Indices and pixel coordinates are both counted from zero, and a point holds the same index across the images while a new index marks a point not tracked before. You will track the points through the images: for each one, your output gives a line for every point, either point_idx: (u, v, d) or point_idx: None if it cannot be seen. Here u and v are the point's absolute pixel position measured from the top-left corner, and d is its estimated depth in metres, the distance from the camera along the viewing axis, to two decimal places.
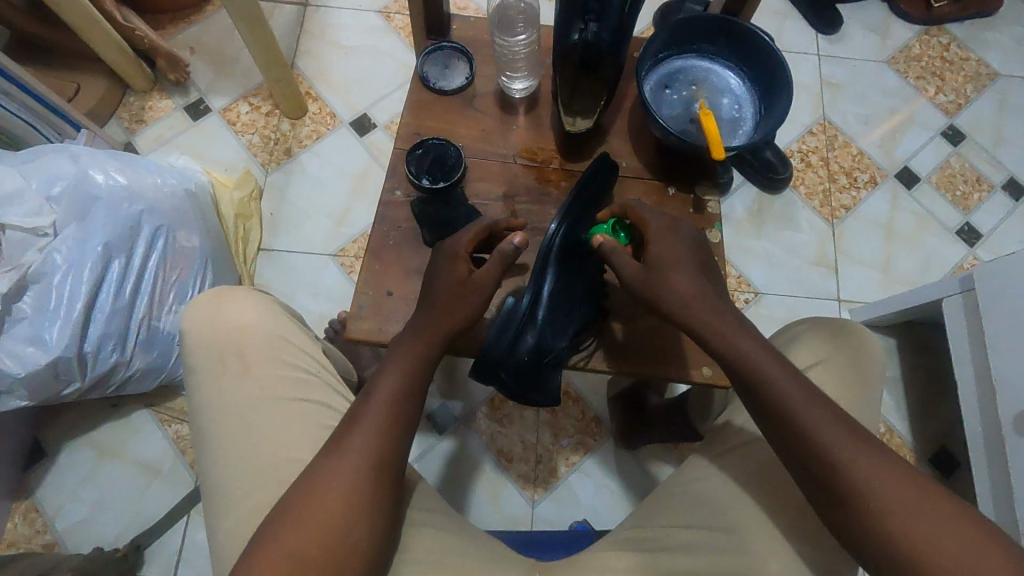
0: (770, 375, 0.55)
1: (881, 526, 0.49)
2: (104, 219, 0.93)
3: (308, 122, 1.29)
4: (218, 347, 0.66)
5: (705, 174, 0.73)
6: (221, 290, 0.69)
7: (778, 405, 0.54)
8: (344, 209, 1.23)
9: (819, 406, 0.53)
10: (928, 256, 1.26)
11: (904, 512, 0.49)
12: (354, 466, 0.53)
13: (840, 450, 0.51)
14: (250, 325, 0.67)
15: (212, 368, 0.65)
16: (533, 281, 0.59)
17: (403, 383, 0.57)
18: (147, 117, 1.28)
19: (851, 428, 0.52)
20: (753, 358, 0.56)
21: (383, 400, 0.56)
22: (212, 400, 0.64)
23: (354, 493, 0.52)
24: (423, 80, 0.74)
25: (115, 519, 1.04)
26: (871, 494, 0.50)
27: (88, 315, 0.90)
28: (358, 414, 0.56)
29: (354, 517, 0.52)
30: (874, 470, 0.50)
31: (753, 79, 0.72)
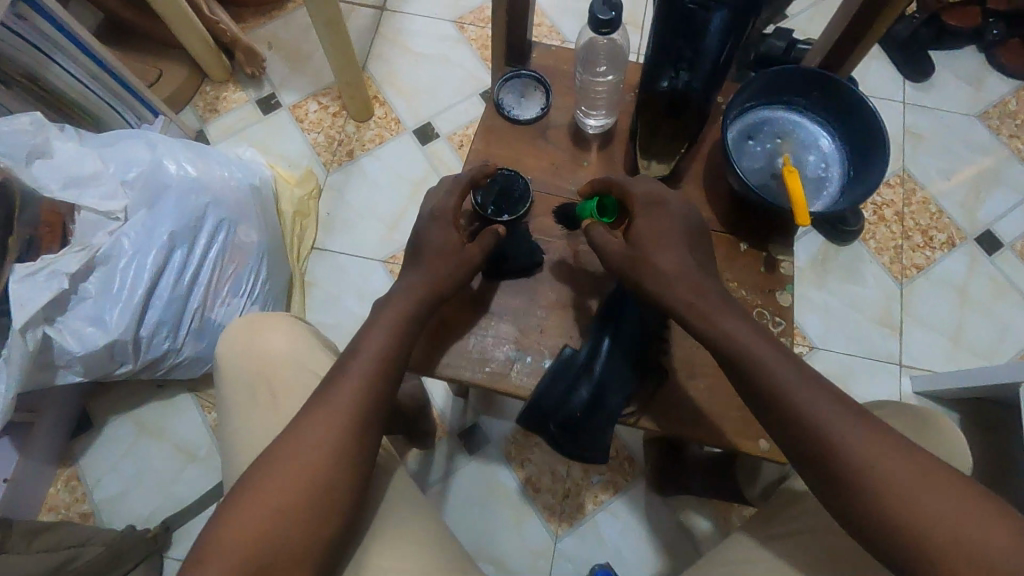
0: (765, 359, 0.53)
1: (886, 509, 0.47)
2: (173, 208, 0.96)
3: (373, 125, 1.30)
4: (251, 379, 0.68)
5: (781, 232, 0.69)
6: (257, 318, 0.72)
7: (772, 391, 0.52)
8: (399, 215, 1.23)
9: (814, 387, 0.51)
10: (1006, 328, 1.18)
11: (908, 492, 0.47)
12: (341, 405, 0.55)
13: (838, 433, 0.49)
14: (281, 358, 0.69)
15: (245, 400, 0.68)
16: (593, 337, 0.60)
17: (390, 338, 0.59)
18: (220, 106, 1.31)
19: (849, 411, 0.51)
20: (749, 344, 0.54)
21: (371, 350, 0.58)
22: (241, 431, 0.67)
23: (341, 428, 0.54)
24: (498, 107, 0.73)
25: (149, 498, 1.07)
26: (871, 476, 0.48)
27: (147, 300, 0.92)
28: (346, 366, 0.57)
29: (346, 452, 0.54)
30: (875, 450, 0.49)
31: (843, 138, 0.68)
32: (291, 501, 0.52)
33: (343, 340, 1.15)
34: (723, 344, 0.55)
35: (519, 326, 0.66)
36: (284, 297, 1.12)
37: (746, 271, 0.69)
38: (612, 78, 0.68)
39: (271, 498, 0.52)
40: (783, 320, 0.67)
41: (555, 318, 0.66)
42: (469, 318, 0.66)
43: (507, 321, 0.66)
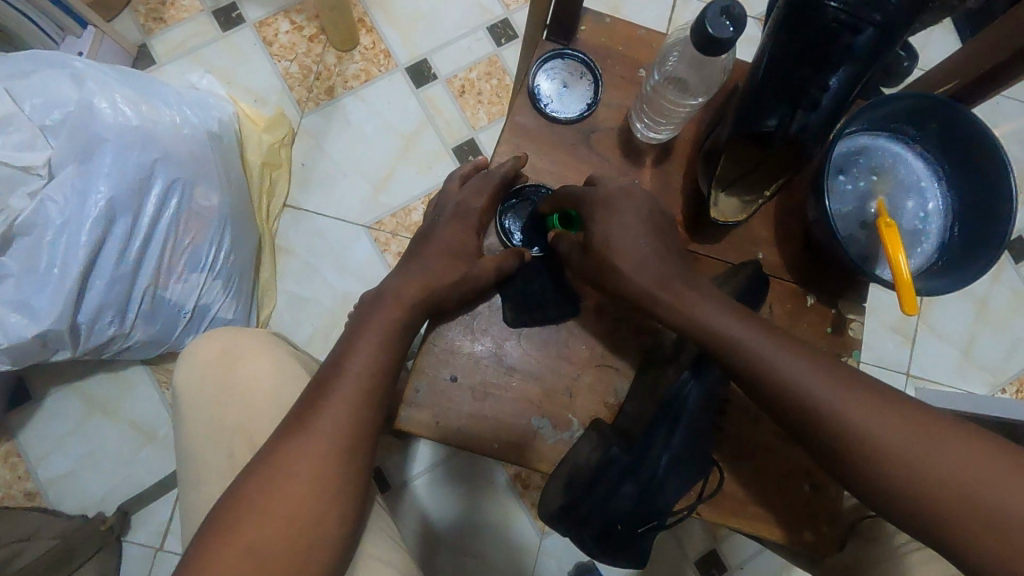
0: (777, 360, 0.45)
1: (883, 465, 0.41)
2: (111, 165, 0.78)
3: (358, 57, 1.08)
4: (226, 418, 0.59)
5: (855, 288, 0.59)
6: (229, 344, 0.62)
7: (750, 364, 0.46)
8: (387, 173, 1.06)
9: (832, 380, 0.44)
10: (1019, 342, 1.13)
11: (978, 486, 0.38)
12: (329, 424, 0.49)
13: (829, 395, 0.44)
14: (264, 395, 0.60)
15: (216, 448, 0.59)
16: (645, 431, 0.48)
17: (378, 352, 0.51)
18: (167, 15, 1.07)
19: (869, 398, 0.43)
20: (757, 342, 0.46)
21: (357, 363, 0.51)
22: (213, 475, 0.58)
23: (332, 449, 0.48)
24: (533, 99, 0.58)
25: (101, 479, 0.97)
26: (865, 435, 0.42)
27: (85, 281, 0.77)
28: (327, 383, 0.51)
29: (339, 472, 0.49)
30: (918, 442, 0.40)
31: (951, 183, 0.56)
32: (283, 528, 0.46)
33: (319, 315, 1.02)
34: (737, 350, 0.47)
35: (544, 387, 0.55)
36: (252, 266, 0.97)
37: (809, 332, 0.59)
38: (699, 103, 0.52)
39: (263, 530, 0.45)
40: None
41: (587, 378, 0.56)
42: (486, 376, 0.55)
43: (530, 380, 0.55)
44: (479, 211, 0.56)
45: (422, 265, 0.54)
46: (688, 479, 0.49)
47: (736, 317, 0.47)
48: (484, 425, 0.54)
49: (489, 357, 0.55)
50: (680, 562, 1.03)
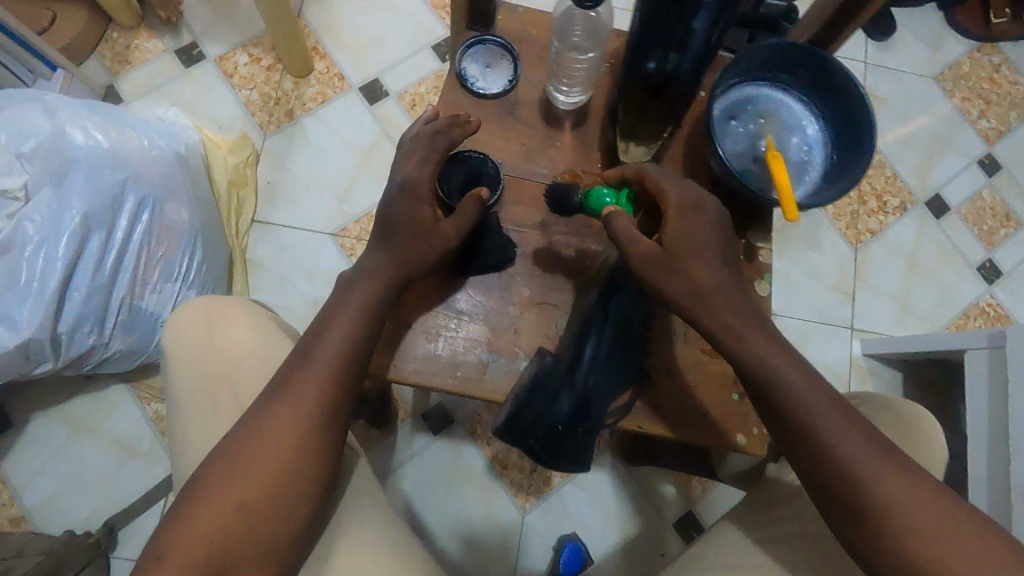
0: (781, 371, 0.51)
1: (872, 507, 0.47)
2: (84, 184, 0.83)
3: (314, 82, 1.17)
4: (207, 373, 0.64)
5: (760, 219, 0.67)
6: (215, 305, 0.67)
7: (772, 390, 0.51)
8: (348, 184, 1.13)
9: (824, 401, 0.50)
10: (949, 290, 1.23)
11: (941, 542, 0.45)
12: (307, 389, 0.52)
13: (840, 433, 0.49)
14: (242, 350, 0.65)
15: (198, 401, 0.63)
16: (575, 344, 0.57)
17: (356, 324, 0.55)
18: (132, 57, 1.15)
19: (874, 446, 0.49)
20: (762, 354, 0.52)
21: (337, 334, 0.54)
22: (196, 427, 0.63)
23: (310, 412, 0.52)
24: (461, 79, 0.66)
25: (87, 498, 0.99)
26: (866, 479, 0.48)
27: (63, 293, 0.82)
28: (309, 351, 0.54)
29: (316, 434, 0.52)
30: (885, 475, 0.48)
31: (828, 118, 0.65)
32: (244, 506, 0.49)
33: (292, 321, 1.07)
34: (738, 351, 0.52)
35: (491, 326, 0.61)
36: (224, 278, 1.02)
37: None
38: (595, 58, 0.61)
39: (239, 487, 0.50)
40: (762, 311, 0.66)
41: (529, 317, 0.62)
42: (437, 320, 0.61)
43: (479, 320, 0.61)
44: (431, 179, 0.58)
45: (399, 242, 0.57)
46: (616, 385, 0.58)
47: (732, 309, 0.52)
48: (438, 362, 0.60)
49: (439, 304, 0.61)
50: (659, 527, 1.08)
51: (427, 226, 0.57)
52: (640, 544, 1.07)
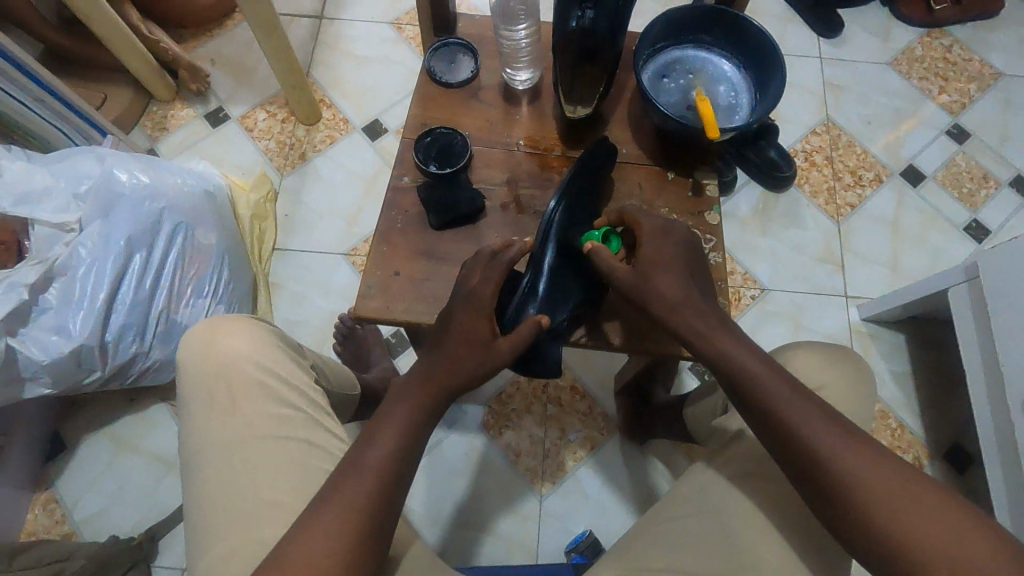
0: (759, 376, 0.57)
1: (846, 491, 0.51)
2: (128, 214, 0.97)
3: (322, 127, 1.33)
4: (208, 379, 0.62)
5: (703, 160, 0.75)
6: (217, 318, 0.65)
7: (743, 385, 0.57)
8: (356, 209, 1.26)
9: (805, 402, 0.55)
10: (939, 251, 1.26)
11: (909, 519, 0.49)
12: (346, 504, 0.52)
13: (810, 422, 0.54)
14: (239, 357, 0.62)
15: (197, 399, 0.62)
16: (534, 256, 0.66)
17: (401, 437, 0.57)
18: (169, 124, 1.34)
19: (847, 436, 0.53)
20: (745, 364, 0.57)
21: (380, 448, 0.56)
22: (196, 434, 0.60)
23: (349, 526, 0.52)
24: (430, 74, 0.78)
25: (130, 511, 1.06)
26: (836, 463, 0.52)
27: (110, 306, 0.94)
28: (351, 466, 0.55)
29: (357, 553, 0.51)
30: (870, 469, 0.51)
31: (747, 67, 0.75)
32: None
33: (312, 333, 1.17)
34: (719, 361, 0.59)
35: None
36: (249, 298, 1.13)
37: (675, 198, 0.74)
38: (529, 30, 0.74)
39: None
40: (714, 237, 0.73)
41: None
42: (422, 267, 0.70)
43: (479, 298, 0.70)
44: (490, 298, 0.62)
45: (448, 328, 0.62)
46: (571, 294, 0.67)
47: (702, 315, 0.61)
48: (426, 300, 0.68)
49: (422, 255, 0.70)
50: None
51: (486, 342, 0.61)
52: None
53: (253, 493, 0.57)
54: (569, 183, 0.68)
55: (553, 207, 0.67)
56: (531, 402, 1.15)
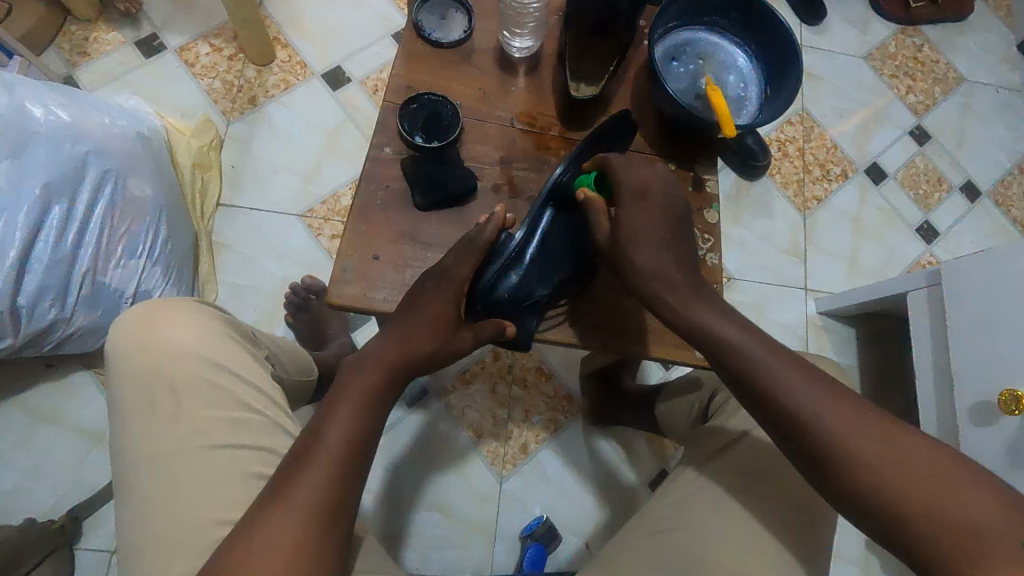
0: (730, 336, 0.55)
1: (822, 439, 0.49)
2: (44, 157, 0.83)
3: (276, 70, 1.19)
4: (147, 379, 0.53)
5: (705, 152, 0.72)
6: (153, 303, 0.55)
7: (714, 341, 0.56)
8: (313, 165, 1.15)
9: (782, 359, 0.53)
10: (893, 249, 1.31)
11: (885, 464, 0.48)
12: (307, 496, 0.46)
13: (783, 372, 0.52)
14: (186, 352, 0.53)
15: (131, 402, 0.52)
16: (530, 217, 0.62)
17: (359, 423, 0.50)
18: (91, 49, 1.15)
19: (821, 383, 0.52)
20: (719, 328, 0.56)
21: (337, 430, 0.49)
22: (135, 444, 0.51)
23: (312, 517, 0.46)
24: (418, 30, 0.69)
25: (48, 489, 0.95)
26: (813, 413, 0.50)
27: (23, 265, 0.81)
28: (305, 453, 0.48)
29: (323, 543, 0.46)
30: (858, 421, 0.49)
31: (759, 58, 0.72)
32: None
33: (261, 301, 1.07)
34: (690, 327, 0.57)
35: None
36: (190, 259, 1.02)
37: (674, 192, 0.71)
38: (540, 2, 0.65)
39: None
40: (712, 237, 0.70)
41: None
42: (404, 251, 0.63)
43: None
44: (464, 280, 0.59)
45: (419, 306, 0.57)
46: (559, 270, 0.63)
47: (670, 283, 0.59)
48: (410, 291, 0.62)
49: (405, 238, 0.64)
50: (634, 486, 1.09)
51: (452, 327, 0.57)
52: (616, 505, 1.08)
53: (207, 512, 0.49)
54: (581, 148, 0.64)
55: (562, 170, 0.63)
56: (496, 382, 1.12)
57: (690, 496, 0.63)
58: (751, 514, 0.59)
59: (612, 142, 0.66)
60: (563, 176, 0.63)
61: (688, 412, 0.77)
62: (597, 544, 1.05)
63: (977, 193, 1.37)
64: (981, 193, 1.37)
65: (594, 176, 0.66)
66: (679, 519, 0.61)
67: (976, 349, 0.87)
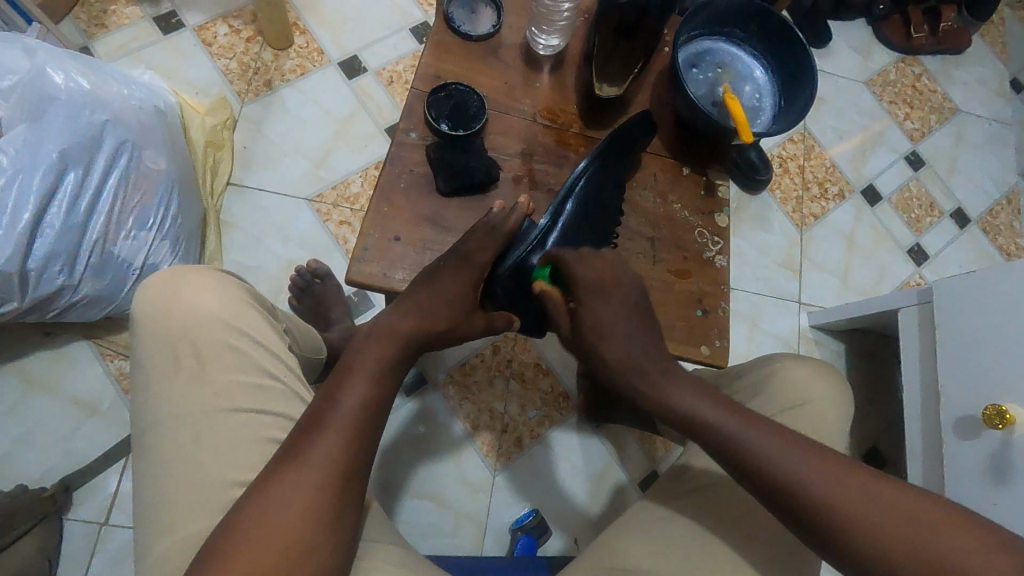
0: (706, 415, 0.55)
1: (809, 504, 0.49)
2: (62, 123, 0.83)
3: (293, 55, 1.20)
4: (171, 340, 0.53)
5: (718, 158, 0.75)
6: (183, 267, 0.56)
7: (695, 426, 0.56)
8: (325, 151, 1.16)
9: (753, 426, 0.54)
10: (884, 269, 1.34)
11: (872, 524, 0.48)
12: (322, 458, 0.47)
13: (759, 442, 0.52)
14: (211, 318, 0.54)
15: (154, 363, 0.53)
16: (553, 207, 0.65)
17: (374, 389, 0.51)
18: (108, 21, 1.15)
19: (797, 448, 0.52)
20: (690, 407, 0.56)
21: (352, 397, 0.50)
22: (156, 403, 0.52)
23: (327, 478, 0.47)
24: (448, 21, 0.71)
25: (41, 457, 0.95)
26: (794, 474, 0.50)
27: (36, 228, 0.81)
28: (319, 416, 0.49)
29: (339, 502, 0.47)
30: (830, 481, 0.50)
31: (774, 71, 0.76)
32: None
33: (265, 281, 1.07)
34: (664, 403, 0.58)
35: None
36: (197, 234, 1.02)
37: (687, 194, 0.73)
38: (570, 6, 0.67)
39: None
40: (721, 240, 0.73)
41: None
42: (425, 234, 0.65)
43: None
44: (484, 263, 0.61)
45: (436, 285, 0.59)
46: None
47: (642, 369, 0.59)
48: None
49: (426, 222, 0.65)
50: (624, 485, 1.11)
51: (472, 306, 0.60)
52: (605, 502, 1.10)
53: (224, 473, 0.50)
54: (603, 145, 0.67)
55: (583, 166, 0.66)
56: (494, 375, 1.13)
57: (688, 492, 0.64)
58: (745, 505, 0.62)
59: (633, 141, 0.69)
60: (583, 173, 0.66)
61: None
62: (584, 539, 1.07)
63: (966, 220, 1.41)
64: (970, 220, 1.42)
65: (614, 172, 0.68)
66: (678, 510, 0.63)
67: (962, 366, 0.90)
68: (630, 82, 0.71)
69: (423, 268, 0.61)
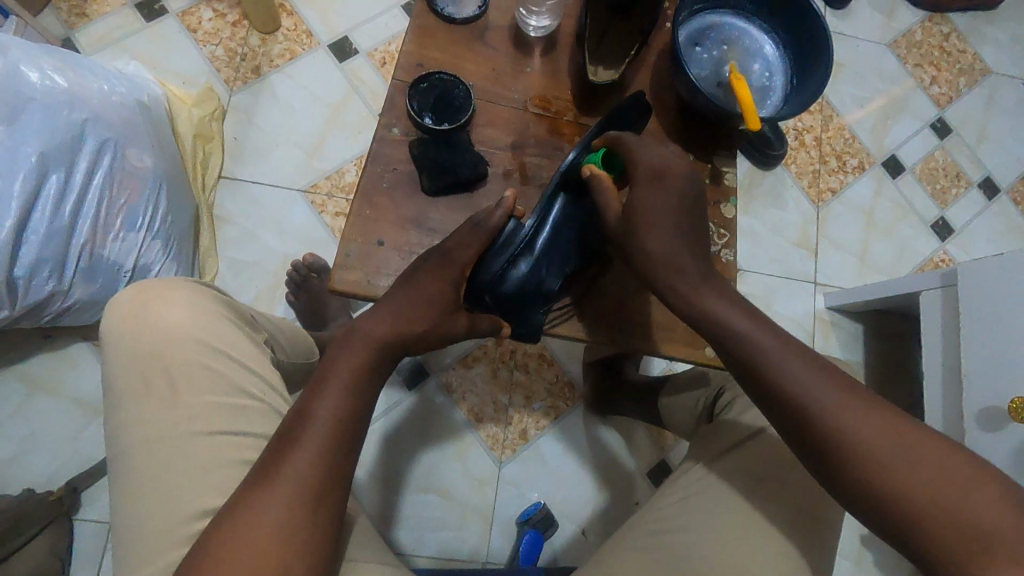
0: (749, 334, 0.52)
1: (852, 457, 0.48)
2: (39, 123, 0.80)
3: (281, 39, 1.15)
4: (144, 361, 0.51)
5: (724, 145, 0.70)
6: (154, 282, 0.54)
7: (741, 356, 0.52)
8: (318, 139, 1.12)
9: (795, 356, 0.51)
10: (905, 245, 1.28)
11: (913, 477, 0.46)
12: (296, 478, 0.45)
13: (804, 380, 0.50)
14: (182, 336, 0.52)
15: (127, 384, 0.51)
16: (542, 206, 0.61)
17: (347, 400, 0.49)
18: (90, 10, 1.11)
19: (841, 387, 0.50)
20: (730, 316, 0.53)
21: (325, 412, 0.48)
22: (130, 428, 0.50)
23: (300, 497, 0.45)
24: (430, 3, 0.66)
25: (47, 459, 0.95)
26: (839, 425, 0.48)
27: (20, 236, 0.79)
28: (290, 434, 0.47)
29: (313, 522, 0.45)
30: (870, 427, 0.48)
31: (786, 46, 0.70)
32: None
33: (262, 278, 1.05)
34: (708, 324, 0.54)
35: None
36: (190, 232, 1.00)
37: None
38: None
39: None
40: (727, 232, 0.69)
41: None
42: (410, 237, 0.62)
43: None
44: (466, 264, 0.57)
45: (416, 290, 0.56)
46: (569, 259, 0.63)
47: (685, 270, 0.56)
48: None
49: (412, 224, 0.62)
50: (633, 475, 1.09)
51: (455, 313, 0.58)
52: (613, 492, 1.08)
53: (199, 501, 0.48)
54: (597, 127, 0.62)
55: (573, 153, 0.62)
56: (497, 367, 1.11)
57: (689, 502, 0.61)
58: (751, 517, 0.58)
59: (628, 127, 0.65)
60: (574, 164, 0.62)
61: (692, 408, 0.76)
62: (593, 530, 1.05)
63: (995, 190, 1.34)
64: (999, 190, 1.34)
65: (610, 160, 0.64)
66: (679, 520, 0.60)
67: (986, 353, 0.85)
68: (626, 65, 0.66)
69: (403, 271, 0.58)
